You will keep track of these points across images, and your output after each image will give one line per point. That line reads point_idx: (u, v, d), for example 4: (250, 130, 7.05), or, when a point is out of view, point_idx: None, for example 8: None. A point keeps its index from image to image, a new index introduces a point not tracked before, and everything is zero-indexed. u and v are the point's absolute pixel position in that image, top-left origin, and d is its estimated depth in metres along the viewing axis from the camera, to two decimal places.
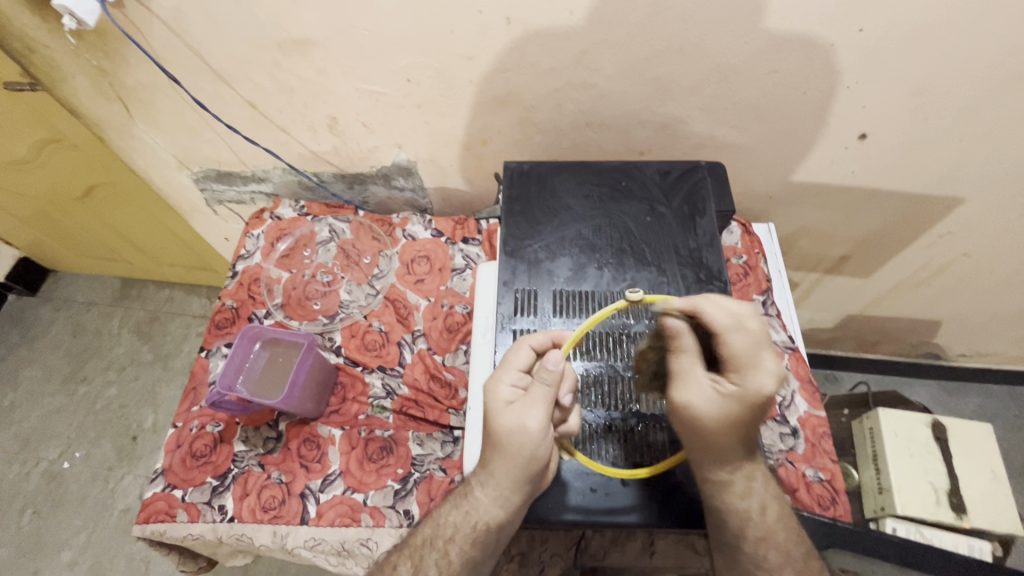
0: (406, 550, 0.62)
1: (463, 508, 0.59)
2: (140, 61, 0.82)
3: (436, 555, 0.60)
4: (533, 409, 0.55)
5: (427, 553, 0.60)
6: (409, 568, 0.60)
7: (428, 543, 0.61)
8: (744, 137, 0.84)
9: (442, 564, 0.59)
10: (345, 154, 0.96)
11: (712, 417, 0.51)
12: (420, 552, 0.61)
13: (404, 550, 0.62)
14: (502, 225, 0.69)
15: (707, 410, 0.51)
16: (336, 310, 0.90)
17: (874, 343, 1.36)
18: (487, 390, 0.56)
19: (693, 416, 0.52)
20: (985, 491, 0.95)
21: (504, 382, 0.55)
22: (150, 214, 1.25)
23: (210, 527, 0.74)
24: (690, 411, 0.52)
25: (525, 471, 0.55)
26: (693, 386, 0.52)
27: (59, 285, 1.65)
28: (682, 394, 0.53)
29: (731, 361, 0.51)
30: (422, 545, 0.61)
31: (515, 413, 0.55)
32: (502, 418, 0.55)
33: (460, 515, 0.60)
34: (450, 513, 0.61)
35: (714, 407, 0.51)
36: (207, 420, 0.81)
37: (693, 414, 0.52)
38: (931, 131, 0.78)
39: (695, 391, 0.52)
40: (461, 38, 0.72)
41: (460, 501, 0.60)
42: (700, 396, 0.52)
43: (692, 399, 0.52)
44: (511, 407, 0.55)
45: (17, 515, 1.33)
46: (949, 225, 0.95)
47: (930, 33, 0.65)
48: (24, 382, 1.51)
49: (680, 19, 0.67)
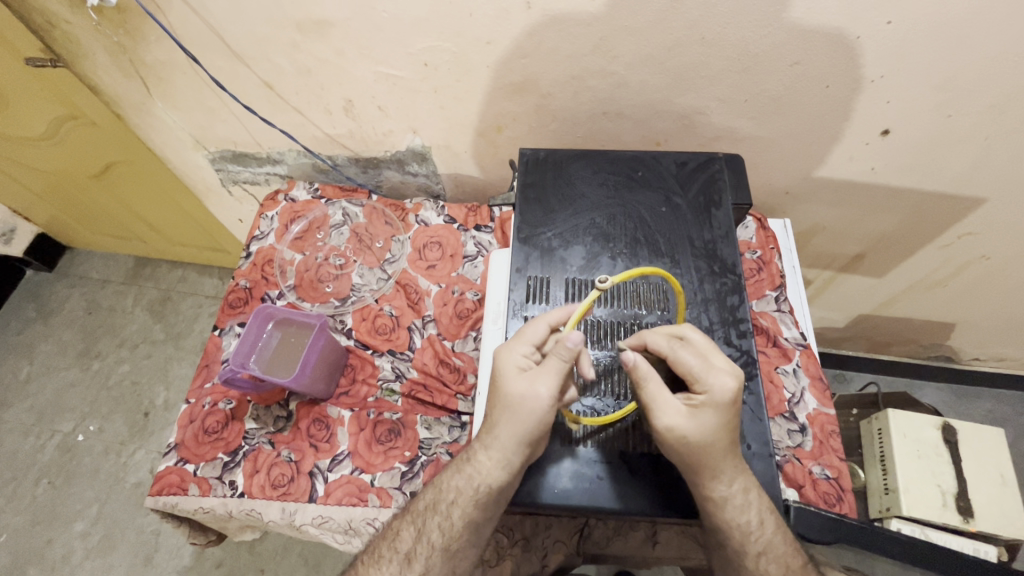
0: (408, 516, 0.63)
1: (466, 472, 0.58)
2: (160, 38, 0.82)
3: (438, 520, 0.60)
4: (547, 377, 0.54)
5: (430, 519, 0.61)
6: (413, 532, 0.62)
7: (430, 509, 0.61)
8: (764, 130, 0.82)
9: (457, 536, 0.59)
10: (360, 138, 0.96)
11: (694, 432, 0.51)
12: (423, 516, 0.61)
13: (408, 516, 0.63)
14: (516, 212, 0.69)
15: (690, 428, 0.52)
16: (348, 294, 0.91)
17: (886, 344, 1.35)
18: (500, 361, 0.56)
19: (680, 437, 0.52)
20: (993, 496, 0.94)
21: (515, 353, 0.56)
22: (165, 193, 1.26)
23: (220, 501, 0.75)
24: (679, 431, 0.52)
25: (536, 454, 0.54)
26: (666, 410, 0.53)
27: (75, 262, 1.67)
28: (660, 415, 0.53)
29: (688, 375, 0.53)
30: (426, 511, 0.61)
31: (524, 380, 0.54)
32: (513, 385, 0.55)
33: (464, 479, 0.59)
34: (453, 477, 0.60)
35: (696, 419, 0.52)
36: (218, 398, 0.82)
37: (682, 434, 0.52)
38: (956, 129, 0.77)
39: (673, 413, 0.52)
40: (480, 22, 0.71)
41: (464, 467, 0.59)
42: (679, 414, 0.52)
43: (671, 420, 0.52)
44: (524, 373, 0.55)
45: (32, 485, 1.37)
46: (969, 225, 0.94)
47: (961, 26, 0.64)
48: (39, 356, 1.54)
49: (701, 7, 0.66)
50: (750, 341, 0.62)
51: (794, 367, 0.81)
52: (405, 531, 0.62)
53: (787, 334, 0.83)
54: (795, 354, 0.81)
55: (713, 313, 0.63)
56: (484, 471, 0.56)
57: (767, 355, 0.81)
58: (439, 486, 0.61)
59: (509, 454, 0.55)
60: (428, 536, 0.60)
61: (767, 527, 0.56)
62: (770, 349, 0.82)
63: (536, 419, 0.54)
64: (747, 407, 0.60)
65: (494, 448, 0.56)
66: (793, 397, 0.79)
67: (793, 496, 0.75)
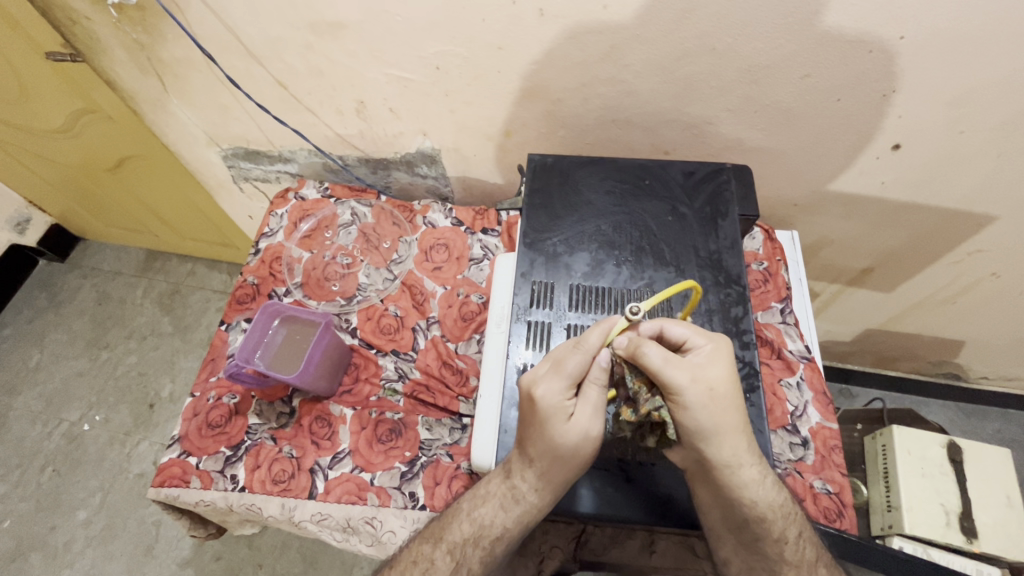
0: (442, 544, 0.63)
1: (514, 512, 0.59)
2: (177, 37, 0.84)
3: (480, 553, 0.61)
4: (593, 415, 0.54)
5: (470, 552, 0.62)
6: (449, 562, 0.62)
7: (471, 542, 0.62)
8: (774, 141, 0.82)
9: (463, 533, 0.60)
10: (370, 139, 0.97)
11: (720, 376, 0.51)
12: (462, 549, 0.62)
13: (442, 544, 0.63)
14: (522, 216, 0.69)
15: (716, 374, 0.51)
16: (354, 293, 0.92)
17: (892, 359, 1.34)
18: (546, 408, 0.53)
19: (709, 387, 0.51)
20: (998, 517, 0.93)
21: (555, 395, 0.53)
22: (178, 188, 1.27)
23: (221, 494, 0.76)
24: (705, 380, 0.51)
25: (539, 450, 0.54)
26: (681, 364, 0.51)
27: (87, 253, 1.69)
28: (683, 371, 0.51)
29: (682, 338, 0.54)
30: (463, 543, 0.62)
31: (575, 424, 0.54)
32: (566, 434, 0.53)
33: (509, 518, 0.60)
34: (496, 513, 0.61)
35: (715, 363, 0.52)
36: (223, 392, 0.83)
37: (708, 381, 0.51)
38: (968, 145, 0.76)
39: (692, 365, 0.51)
40: (492, 28, 0.72)
41: (509, 505, 0.60)
42: (699, 366, 0.51)
43: (692, 371, 0.51)
44: (573, 418, 0.54)
45: (37, 472, 1.38)
46: (980, 243, 0.93)
47: (974, 43, 0.64)
48: (49, 345, 1.56)
49: (712, 18, 0.66)
50: (752, 352, 0.61)
51: (798, 380, 0.80)
52: (439, 561, 0.62)
53: (792, 346, 0.82)
54: (799, 367, 0.81)
55: (717, 323, 0.63)
56: (528, 509, 0.58)
57: (770, 366, 0.81)
58: (479, 521, 0.61)
59: (562, 491, 0.57)
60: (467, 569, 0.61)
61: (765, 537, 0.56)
62: (774, 361, 0.81)
63: (582, 456, 0.55)
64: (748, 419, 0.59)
65: (545, 489, 0.57)
66: (796, 410, 0.79)
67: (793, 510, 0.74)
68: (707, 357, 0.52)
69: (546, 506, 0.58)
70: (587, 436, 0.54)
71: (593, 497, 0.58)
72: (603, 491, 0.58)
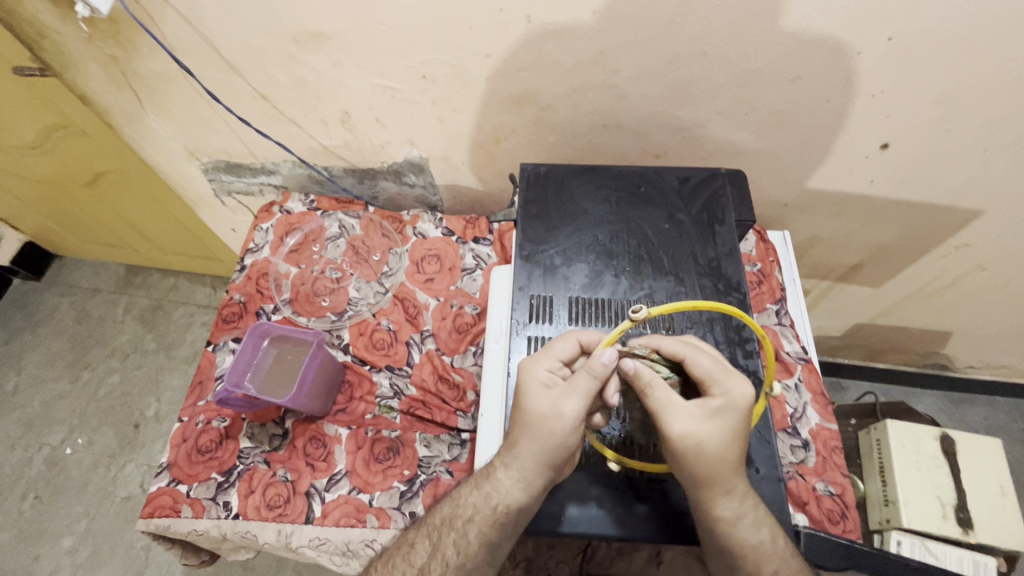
0: (424, 529, 0.62)
1: (484, 489, 0.57)
2: (152, 50, 0.81)
3: (454, 536, 0.59)
4: (570, 393, 0.52)
5: (445, 534, 0.60)
6: (428, 547, 0.61)
7: (446, 524, 0.60)
8: (764, 143, 0.82)
9: (461, 549, 0.59)
10: (356, 149, 0.95)
11: (714, 433, 0.50)
12: (439, 532, 0.60)
13: (423, 529, 0.62)
14: (518, 228, 0.68)
15: (708, 435, 0.50)
16: (345, 307, 0.90)
17: (882, 352, 1.35)
18: (524, 370, 0.54)
19: (694, 440, 0.50)
20: (992, 507, 0.93)
21: (542, 366, 0.54)
22: (157, 203, 1.24)
23: (214, 523, 0.73)
24: (697, 434, 0.50)
25: (543, 460, 0.53)
26: (681, 414, 0.51)
27: (63, 271, 1.64)
28: (679, 423, 0.50)
29: (704, 377, 0.52)
30: (441, 526, 0.60)
31: (548, 397, 0.53)
32: (535, 401, 0.53)
33: (482, 498, 0.57)
34: (471, 493, 0.59)
35: (713, 422, 0.50)
36: (213, 415, 0.81)
37: (699, 438, 0.50)
38: (955, 142, 0.77)
39: (688, 415, 0.51)
40: (479, 35, 0.71)
41: (481, 484, 0.58)
42: (698, 419, 0.50)
43: (689, 424, 0.50)
44: (548, 390, 0.53)
45: (18, 499, 1.34)
46: (968, 236, 0.94)
47: (962, 42, 0.64)
48: (27, 367, 1.51)
49: (702, 22, 0.66)
50: (755, 361, 0.61)
51: (796, 381, 0.80)
52: (419, 544, 0.61)
53: (788, 348, 0.82)
54: (797, 368, 0.81)
55: (718, 332, 0.62)
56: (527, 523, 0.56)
57: (769, 369, 0.81)
58: (455, 501, 0.60)
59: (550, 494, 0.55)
60: (443, 553, 0.59)
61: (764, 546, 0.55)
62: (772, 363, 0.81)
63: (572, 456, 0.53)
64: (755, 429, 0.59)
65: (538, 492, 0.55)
66: (795, 412, 0.79)
67: (798, 514, 0.74)
68: (714, 412, 0.51)
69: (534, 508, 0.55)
70: (556, 413, 0.52)
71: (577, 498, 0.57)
72: (586, 490, 0.57)
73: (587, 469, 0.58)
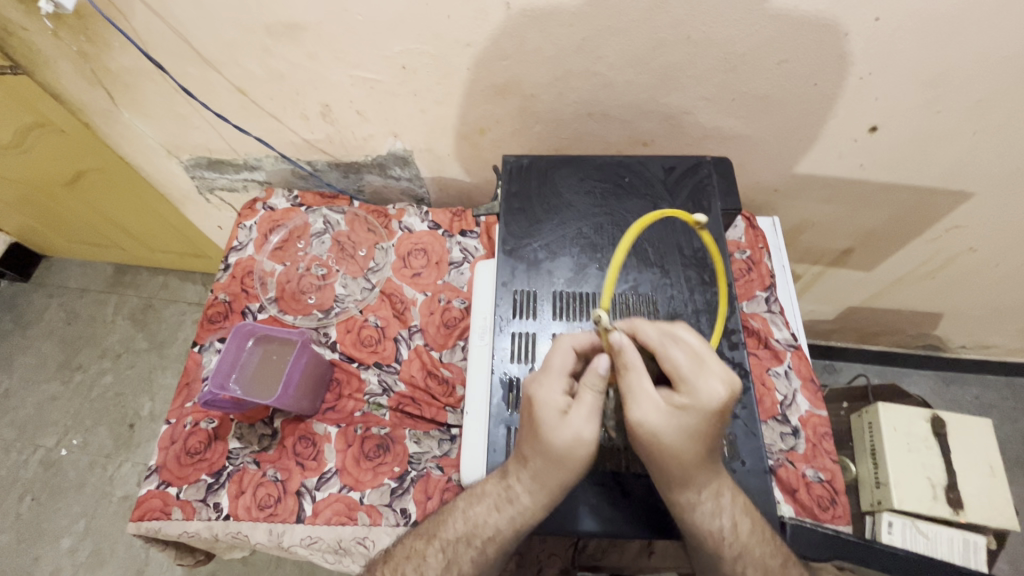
0: (436, 541, 0.62)
1: (496, 502, 0.57)
2: (123, 46, 0.79)
3: (472, 552, 0.60)
4: (589, 417, 0.52)
5: (460, 549, 0.60)
6: (441, 560, 0.61)
7: (462, 540, 0.60)
8: (752, 128, 0.81)
9: (476, 559, 0.60)
10: (339, 143, 0.93)
11: (671, 428, 0.49)
12: (453, 546, 0.61)
13: (434, 541, 0.62)
14: (500, 222, 0.67)
15: (663, 426, 0.49)
16: (331, 305, 0.89)
17: (874, 334, 1.35)
18: (534, 400, 0.53)
19: (654, 430, 0.50)
20: (982, 487, 0.93)
21: (549, 391, 0.53)
22: (140, 201, 1.22)
23: (205, 525, 0.73)
24: (650, 425, 0.50)
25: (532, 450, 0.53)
26: (642, 400, 0.50)
27: (50, 272, 1.62)
28: (639, 409, 0.50)
29: (675, 373, 0.51)
30: (455, 541, 0.61)
31: (565, 424, 0.51)
32: (556, 433, 0.51)
33: (491, 504, 0.57)
34: (488, 512, 0.58)
35: (675, 416, 0.50)
36: (200, 417, 0.80)
37: (653, 427, 0.50)
38: (944, 124, 0.76)
39: (651, 403, 0.50)
40: (458, 23, 0.69)
41: (502, 505, 0.57)
42: (661, 411, 0.50)
43: (648, 412, 0.50)
44: (565, 418, 0.52)
45: (16, 501, 1.34)
46: (958, 218, 0.93)
47: (951, 22, 0.62)
48: (18, 369, 1.50)
49: (685, 6, 0.64)
50: (741, 352, 0.61)
51: (786, 368, 0.80)
52: (431, 557, 0.61)
53: (778, 335, 0.82)
54: (787, 355, 0.80)
55: (705, 325, 0.62)
56: (516, 518, 0.56)
57: (758, 357, 0.81)
58: (466, 512, 0.60)
59: (545, 485, 0.55)
60: (459, 567, 0.60)
61: (748, 537, 0.55)
62: (761, 350, 0.81)
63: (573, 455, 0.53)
64: (741, 423, 0.59)
65: (528, 481, 0.55)
66: (785, 399, 0.79)
67: (785, 500, 0.75)
68: (679, 408, 0.50)
69: (534, 500, 0.55)
70: (579, 438, 0.51)
71: (567, 482, 0.58)
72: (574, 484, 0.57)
73: (584, 465, 0.58)
